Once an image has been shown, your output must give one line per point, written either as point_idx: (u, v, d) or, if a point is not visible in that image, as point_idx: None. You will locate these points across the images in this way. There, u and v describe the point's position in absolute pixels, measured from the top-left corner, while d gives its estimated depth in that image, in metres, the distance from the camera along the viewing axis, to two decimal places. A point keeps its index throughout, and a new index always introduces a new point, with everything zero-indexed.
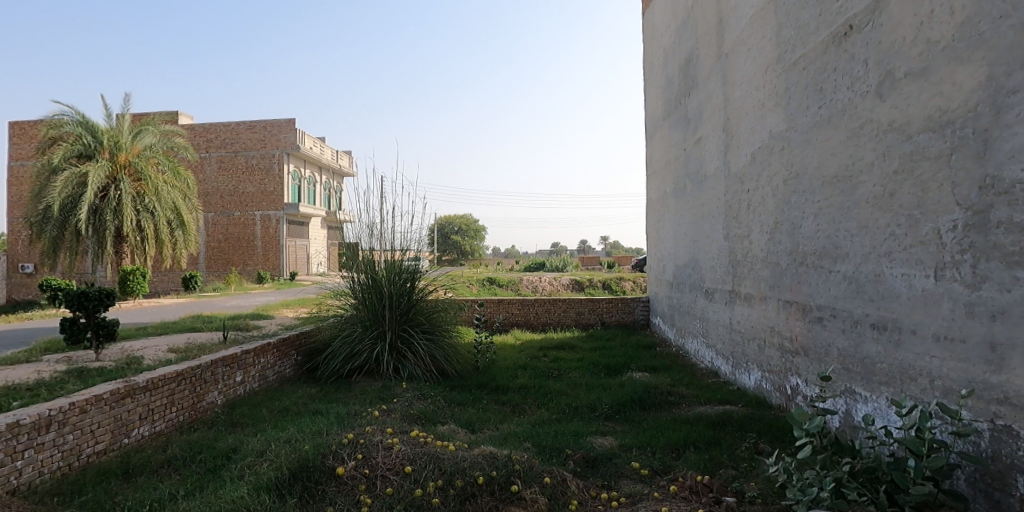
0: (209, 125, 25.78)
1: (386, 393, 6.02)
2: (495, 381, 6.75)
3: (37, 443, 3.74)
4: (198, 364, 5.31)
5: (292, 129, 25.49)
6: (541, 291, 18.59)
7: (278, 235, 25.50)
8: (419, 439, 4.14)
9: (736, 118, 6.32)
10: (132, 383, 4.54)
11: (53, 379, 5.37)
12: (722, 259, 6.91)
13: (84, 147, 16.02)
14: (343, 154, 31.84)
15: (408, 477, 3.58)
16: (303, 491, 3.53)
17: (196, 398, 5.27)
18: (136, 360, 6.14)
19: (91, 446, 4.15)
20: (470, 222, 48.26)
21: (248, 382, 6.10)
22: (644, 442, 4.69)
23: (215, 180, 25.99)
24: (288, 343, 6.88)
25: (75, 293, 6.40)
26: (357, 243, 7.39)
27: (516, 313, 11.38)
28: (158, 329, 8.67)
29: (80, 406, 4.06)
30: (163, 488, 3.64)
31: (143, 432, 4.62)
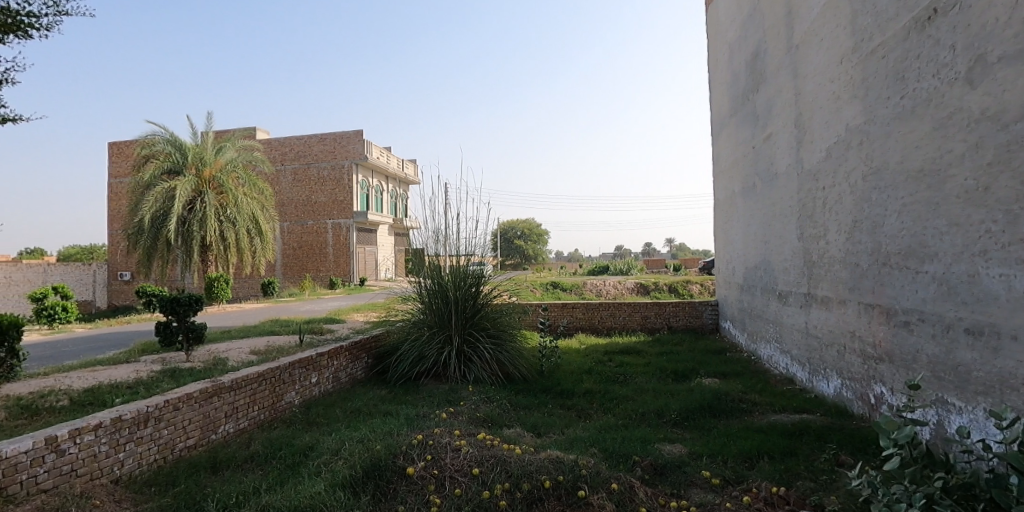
0: (284, 139, 27.18)
1: (453, 396, 6.13)
2: (560, 385, 6.73)
3: (138, 436, 4.08)
4: (278, 366, 5.60)
5: (360, 140, 26.39)
6: (605, 294, 18.40)
7: (348, 242, 26.49)
8: (486, 442, 4.19)
9: (809, 112, 6.03)
10: (218, 383, 4.84)
11: (149, 378, 5.80)
12: (796, 260, 6.61)
13: (173, 163, 17.21)
14: (409, 163, 32.58)
15: (476, 479, 3.62)
16: (375, 489, 3.65)
17: (276, 398, 5.56)
18: (222, 361, 6.56)
19: (184, 441, 4.46)
20: (533, 227, 48.43)
21: (323, 383, 6.37)
22: (715, 450, 4.55)
23: (290, 190, 27.29)
24: (358, 346, 7.13)
25: (167, 298, 6.87)
26: (423, 249, 7.52)
27: (580, 317, 11.30)
28: (241, 333, 9.19)
29: (173, 403, 4.39)
30: (248, 482, 3.86)
31: (228, 430, 4.93)
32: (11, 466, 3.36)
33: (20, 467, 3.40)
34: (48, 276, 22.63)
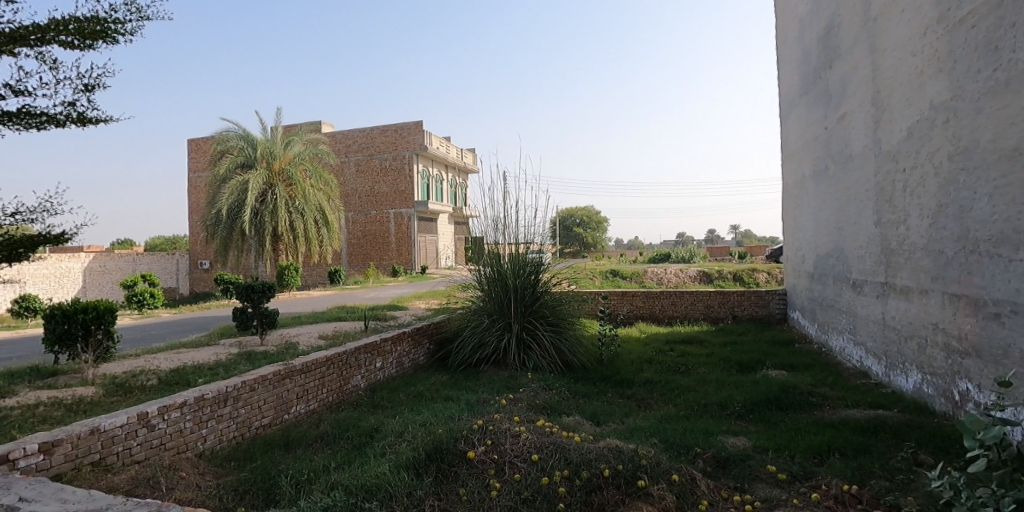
0: (347, 132, 28.02)
1: (513, 383, 6.19)
2: (620, 374, 6.67)
3: (218, 414, 4.35)
4: (345, 351, 5.83)
5: (420, 131, 26.84)
6: (666, 282, 18.04)
7: (410, 232, 27.10)
8: (545, 429, 4.21)
9: (888, 90, 5.66)
10: (290, 366, 5.09)
11: (228, 360, 6.17)
12: (872, 247, 6.26)
13: (245, 158, 18.05)
14: (468, 152, 32.83)
15: (535, 465, 3.66)
16: (437, 471, 3.75)
17: (343, 381, 5.79)
18: (293, 345, 6.89)
19: (259, 419, 4.73)
20: (592, 214, 47.96)
21: (387, 368, 6.58)
22: (782, 445, 4.39)
23: (354, 182, 28.15)
24: (420, 332, 7.32)
25: (243, 285, 7.26)
26: (482, 238, 7.59)
27: (640, 306, 11.15)
28: (311, 319, 9.62)
29: (250, 384, 4.65)
30: (319, 460, 4.05)
31: (300, 410, 5.18)
32: (108, 439, 3.66)
33: (115, 439, 3.71)
34: (138, 265, 24.36)
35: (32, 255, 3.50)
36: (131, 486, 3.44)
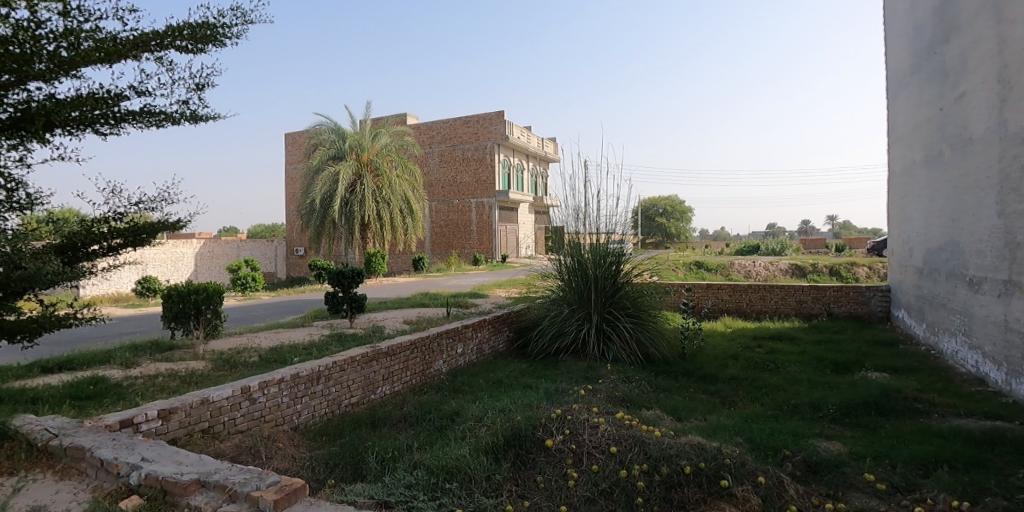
0: (431, 124, 28.75)
1: (592, 373, 6.16)
2: (704, 369, 6.45)
3: (311, 391, 4.64)
4: (428, 336, 6.02)
5: (501, 121, 27.06)
6: (755, 275, 17.25)
7: (490, 221, 27.49)
8: (624, 421, 4.15)
9: (1017, 64, 5.07)
10: (377, 349, 5.33)
11: (321, 341, 6.56)
12: (994, 240, 5.66)
13: (337, 150, 18.94)
14: (549, 142, 32.75)
15: (613, 457, 3.62)
16: (516, 457, 3.80)
17: (426, 365, 5.99)
18: (379, 329, 7.21)
19: (349, 398, 5.00)
20: (676, 205, 46.54)
21: (468, 354, 6.74)
22: (881, 453, 4.09)
23: (437, 172, 28.88)
24: (500, 320, 7.44)
25: (335, 271, 7.66)
26: (563, 227, 7.55)
27: (726, 300, 10.74)
28: (397, 304, 10.02)
29: (340, 364, 4.92)
30: (403, 439, 4.22)
31: (385, 391, 5.42)
32: (215, 409, 3.99)
33: (222, 410, 4.03)
34: (242, 251, 26.33)
35: (153, 240, 3.77)
36: (234, 453, 3.73)
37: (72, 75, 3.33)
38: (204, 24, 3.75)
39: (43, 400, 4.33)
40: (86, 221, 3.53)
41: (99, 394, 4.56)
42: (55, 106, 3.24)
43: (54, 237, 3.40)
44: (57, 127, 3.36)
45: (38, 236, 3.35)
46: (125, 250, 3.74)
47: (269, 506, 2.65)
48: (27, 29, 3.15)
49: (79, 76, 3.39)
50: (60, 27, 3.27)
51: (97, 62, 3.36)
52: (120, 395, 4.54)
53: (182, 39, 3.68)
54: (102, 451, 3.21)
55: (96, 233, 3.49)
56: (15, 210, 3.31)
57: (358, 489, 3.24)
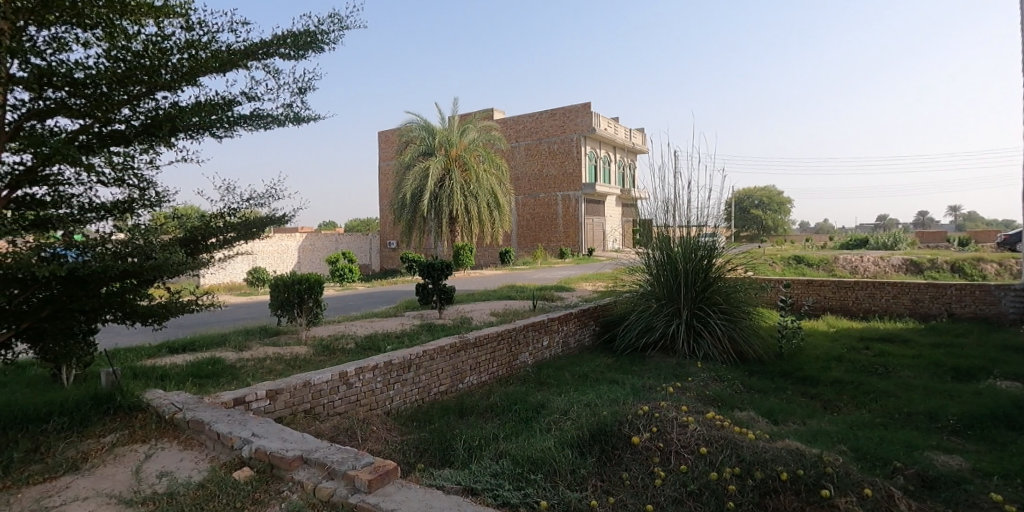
0: (518, 118, 28.95)
1: (680, 371, 5.98)
2: (803, 370, 6.08)
3: (403, 378, 4.85)
4: (514, 328, 6.10)
5: (588, 112, 26.75)
6: (862, 271, 15.99)
7: (576, 214, 27.34)
8: (715, 421, 4.00)
9: None
10: (465, 339, 5.48)
11: (411, 330, 6.81)
12: None
13: (427, 146, 19.46)
14: (637, 132, 32.01)
15: (703, 458, 3.49)
16: (601, 453, 3.76)
17: (512, 357, 6.08)
18: (467, 320, 7.39)
19: (437, 386, 5.18)
20: (773, 196, 44.06)
21: (553, 347, 6.77)
22: (1012, 471, 3.66)
23: (523, 166, 29.07)
24: (585, 314, 7.40)
25: (425, 263, 7.93)
26: (651, 220, 7.35)
27: (829, 297, 10.05)
28: (484, 296, 10.22)
29: (430, 353, 5.10)
30: (489, 428, 4.31)
31: (472, 381, 5.56)
32: (316, 391, 4.26)
33: (322, 393, 4.30)
34: (339, 244, 27.90)
35: (261, 234, 4.07)
36: (332, 434, 3.97)
37: (193, 84, 3.65)
38: (305, 32, 3.99)
39: (170, 377, 4.81)
40: (205, 216, 3.89)
41: (216, 374, 5.00)
42: (179, 113, 3.57)
43: (179, 232, 3.75)
44: (181, 132, 3.70)
45: (166, 230, 3.71)
46: (238, 243, 4.06)
47: (364, 485, 2.79)
48: (155, 44, 3.48)
49: (198, 85, 3.70)
50: (182, 41, 3.59)
51: (213, 71, 3.66)
52: (234, 375, 4.95)
53: (286, 47, 3.93)
54: (219, 426, 3.51)
55: (214, 228, 3.81)
56: (148, 206, 3.70)
57: (446, 474, 3.34)
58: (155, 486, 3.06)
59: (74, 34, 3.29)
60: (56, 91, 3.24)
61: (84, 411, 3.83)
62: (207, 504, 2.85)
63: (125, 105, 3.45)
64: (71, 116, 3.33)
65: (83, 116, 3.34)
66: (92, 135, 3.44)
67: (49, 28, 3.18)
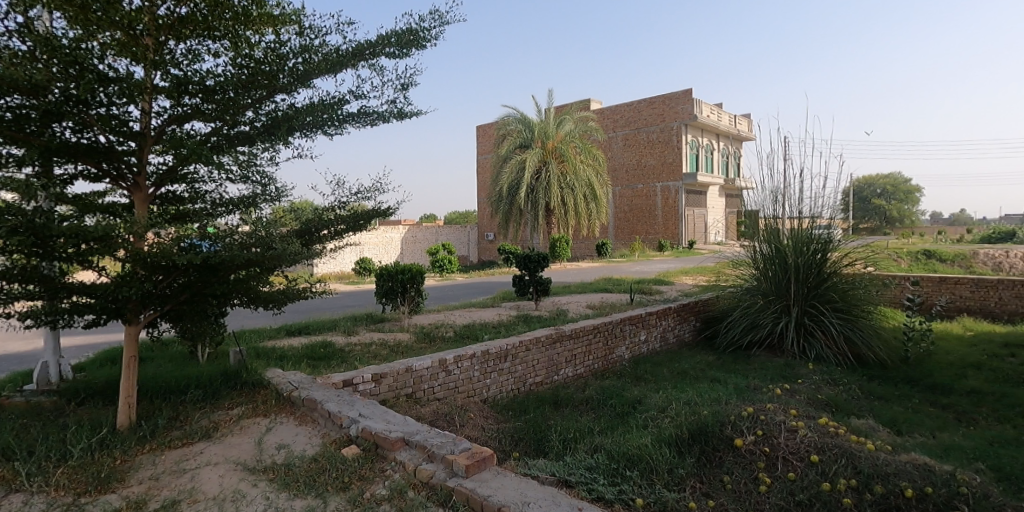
0: (615, 108, 28.39)
1: (789, 372, 5.62)
2: (933, 377, 5.50)
3: (500, 368, 4.96)
4: (610, 321, 6.02)
5: (689, 99, 25.69)
6: (1009, 268, 14.17)
7: (676, 206, 26.43)
8: (828, 428, 3.71)
9: None
10: (561, 331, 5.49)
11: (508, 321, 6.92)
12: None
13: (524, 139, 19.55)
14: (743, 118, 30.32)
15: (814, 467, 3.25)
16: (701, 453, 3.61)
17: (608, 350, 6.02)
18: (563, 312, 7.39)
19: (533, 377, 5.25)
20: (899, 184, 40.10)
21: (651, 342, 6.63)
22: None
23: (621, 156, 28.51)
24: (685, 308, 7.17)
25: (522, 255, 8.01)
26: (758, 211, 6.88)
27: (967, 297, 9.00)
28: (580, 288, 10.16)
29: (526, 344, 5.17)
30: (585, 422, 4.28)
31: (568, 373, 5.58)
32: (417, 377, 4.45)
33: (423, 378, 4.48)
34: (440, 235, 28.89)
35: (368, 226, 4.29)
36: (432, 418, 4.12)
37: (307, 86, 3.91)
38: (408, 30, 4.14)
39: (288, 358, 5.22)
40: (318, 209, 4.17)
41: (328, 356, 5.35)
42: (295, 114, 3.84)
43: (296, 224, 4.04)
44: (297, 131, 3.97)
45: (284, 222, 4.01)
46: (348, 234, 4.32)
47: (461, 470, 2.87)
48: (274, 50, 3.75)
49: (312, 86, 3.96)
50: (298, 45, 3.85)
51: (325, 73, 3.90)
52: (343, 358, 5.28)
53: (391, 45, 4.09)
54: (329, 405, 3.75)
55: (326, 220, 4.07)
56: (269, 201, 4.05)
57: (540, 464, 3.35)
58: (274, 457, 3.32)
59: (206, 46, 3.61)
60: (191, 98, 3.58)
61: (216, 386, 4.25)
62: (319, 476, 3.05)
63: (249, 108, 3.75)
64: (204, 120, 3.67)
65: (213, 119, 3.68)
66: (222, 137, 3.78)
67: (185, 41, 3.51)
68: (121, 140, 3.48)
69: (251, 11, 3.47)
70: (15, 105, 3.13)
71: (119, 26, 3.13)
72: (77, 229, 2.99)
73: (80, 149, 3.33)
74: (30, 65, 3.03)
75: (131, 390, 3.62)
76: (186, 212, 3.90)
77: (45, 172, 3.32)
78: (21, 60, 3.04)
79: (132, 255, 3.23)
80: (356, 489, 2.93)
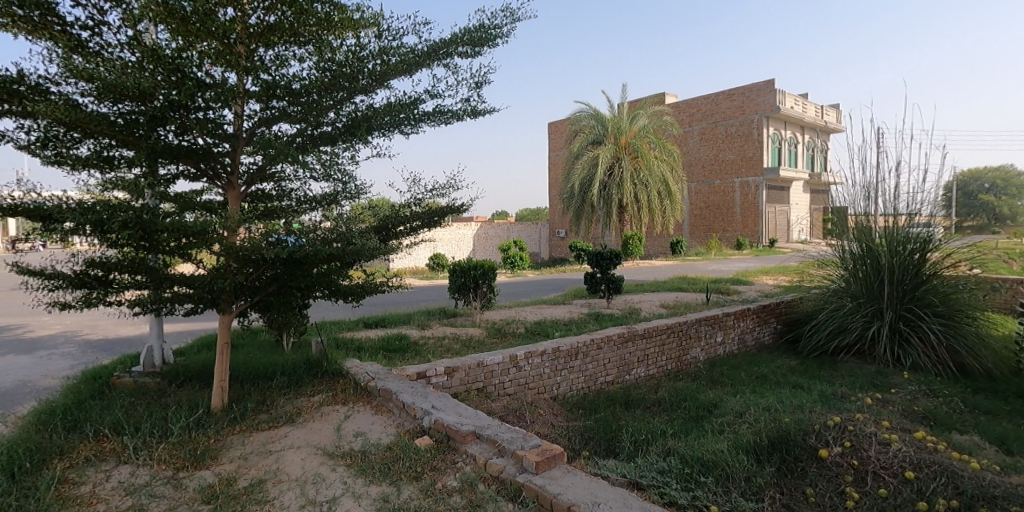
0: (692, 101, 27.49)
1: (881, 380, 5.25)
2: None
3: (570, 366, 4.95)
4: (685, 321, 5.85)
5: (772, 90, 24.49)
6: None
7: (757, 202, 25.30)
8: (926, 443, 3.43)
9: None
10: (633, 330, 5.40)
11: (579, 318, 6.88)
12: None
13: (596, 135, 19.29)
14: (831, 108, 28.57)
15: (909, 484, 3.02)
16: (781, 463, 3.44)
17: (683, 351, 5.87)
18: (635, 311, 7.26)
19: (604, 376, 5.20)
20: (1013, 178, 36.46)
21: (728, 344, 6.40)
22: None
23: (697, 151, 27.59)
24: (765, 310, 6.87)
25: (594, 252, 7.92)
26: (847, 207, 6.44)
27: None
28: (654, 287, 9.93)
29: (597, 342, 5.13)
30: (657, 424, 4.18)
31: (640, 373, 5.49)
32: (488, 372, 4.50)
33: (493, 373, 4.53)
34: (511, 232, 29.09)
35: (442, 223, 4.37)
36: (503, 413, 4.16)
37: (385, 87, 4.03)
38: (481, 28, 4.17)
39: (365, 348, 5.42)
40: (395, 206, 4.29)
41: (403, 349, 5.51)
42: (374, 114, 3.97)
43: (374, 221, 4.19)
44: (375, 130, 4.11)
45: (363, 218, 4.16)
46: (422, 231, 4.42)
47: (531, 467, 2.87)
48: (354, 53, 3.89)
49: (389, 87, 4.07)
50: (377, 48, 3.98)
51: (401, 73, 4.01)
52: (417, 351, 5.42)
53: (464, 44, 4.15)
54: (404, 396, 3.86)
55: (402, 217, 4.18)
56: (349, 198, 4.22)
57: (610, 465, 3.30)
58: (352, 443, 3.47)
59: (292, 51, 3.80)
60: (279, 102, 3.78)
61: (299, 373, 4.48)
62: (393, 465, 3.15)
63: (331, 110, 3.92)
64: (290, 122, 3.87)
65: (299, 121, 3.87)
66: (306, 137, 3.97)
67: (274, 48, 3.71)
68: (217, 142, 3.73)
69: (333, 16, 3.62)
70: (127, 111, 3.42)
71: (215, 37, 3.34)
72: (179, 225, 3.24)
73: (181, 151, 3.60)
74: (140, 74, 3.30)
75: (224, 375, 3.88)
76: (274, 208, 4.12)
77: (151, 172, 3.61)
78: (132, 70, 3.31)
79: (227, 249, 3.45)
80: (428, 479, 3.00)
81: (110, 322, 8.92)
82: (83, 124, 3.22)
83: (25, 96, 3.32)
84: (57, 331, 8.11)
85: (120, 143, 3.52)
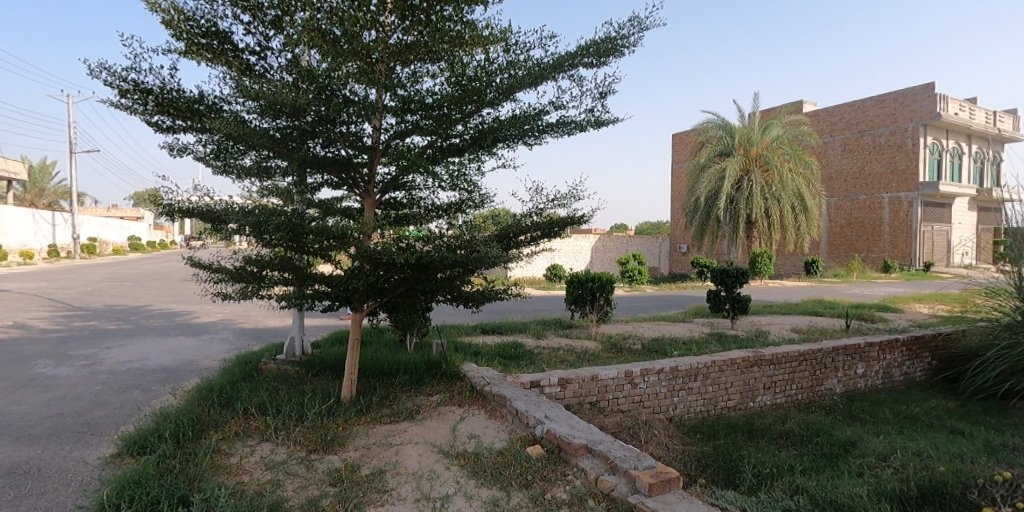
0: (833, 108, 25.28)
1: None
2: None
3: (689, 387, 4.75)
4: (821, 348, 5.39)
5: (931, 94, 21.94)
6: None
7: (910, 219, 22.74)
8: None
9: None
10: (760, 354, 5.07)
11: (700, 338, 6.58)
12: None
13: (724, 146, 18.37)
14: (1007, 114, 24.96)
15: None
16: None
17: (816, 381, 5.41)
18: (763, 333, 6.80)
19: (725, 400, 4.95)
20: None
21: (870, 377, 5.81)
22: None
23: (838, 163, 25.32)
24: (918, 342, 6.15)
25: (719, 269, 7.55)
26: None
27: None
28: (785, 309, 9.24)
29: (719, 365, 4.88)
30: (784, 458, 3.86)
31: (766, 401, 5.15)
32: (603, 386, 4.45)
33: (608, 388, 4.47)
34: (629, 245, 28.51)
35: (562, 233, 4.39)
36: (616, 429, 4.07)
37: (511, 99, 4.13)
38: (607, 39, 4.14)
39: (483, 354, 5.58)
40: (517, 215, 4.36)
41: (518, 356, 5.60)
42: (499, 126, 4.08)
43: (496, 229, 4.30)
44: (500, 141, 4.23)
45: (485, 227, 4.29)
46: (542, 240, 4.46)
47: (644, 488, 2.78)
48: (483, 67, 4.04)
49: (515, 99, 4.17)
50: (504, 62, 4.10)
51: (527, 85, 4.09)
52: (532, 360, 5.48)
53: (589, 56, 4.15)
54: (517, 403, 3.92)
55: (524, 226, 4.24)
56: (474, 207, 4.38)
57: (730, 497, 3.09)
58: (466, 444, 3.58)
59: (426, 68, 4.04)
60: (413, 116, 4.01)
61: (421, 372, 4.72)
62: (504, 470, 3.20)
63: (460, 122, 4.09)
64: (422, 134, 4.10)
65: (430, 133, 4.09)
66: (437, 149, 4.18)
67: (410, 65, 3.96)
68: (357, 153, 4.05)
69: (465, 34, 3.80)
70: (283, 126, 3.82)
71: (361, 56, 3.62)
72: (322, 229, 3.54)
73: (327, 162, 3.94)
74: (296, 92, 3.67)
75: (354, 369, 4.17)
76: (405, 215, 4.38)
77: (300, 180, 3.99)
78: (290, 88, 3.70)
79: (362, 252, 3.72)
80: (538, 488, 3.01)
81: (260, 313, 9.96)
82: (249, 137, 3.65)
83: (204, 114, 3.83)
84: (217, 318, 9.19)
85: (277, 154, 3.93)
